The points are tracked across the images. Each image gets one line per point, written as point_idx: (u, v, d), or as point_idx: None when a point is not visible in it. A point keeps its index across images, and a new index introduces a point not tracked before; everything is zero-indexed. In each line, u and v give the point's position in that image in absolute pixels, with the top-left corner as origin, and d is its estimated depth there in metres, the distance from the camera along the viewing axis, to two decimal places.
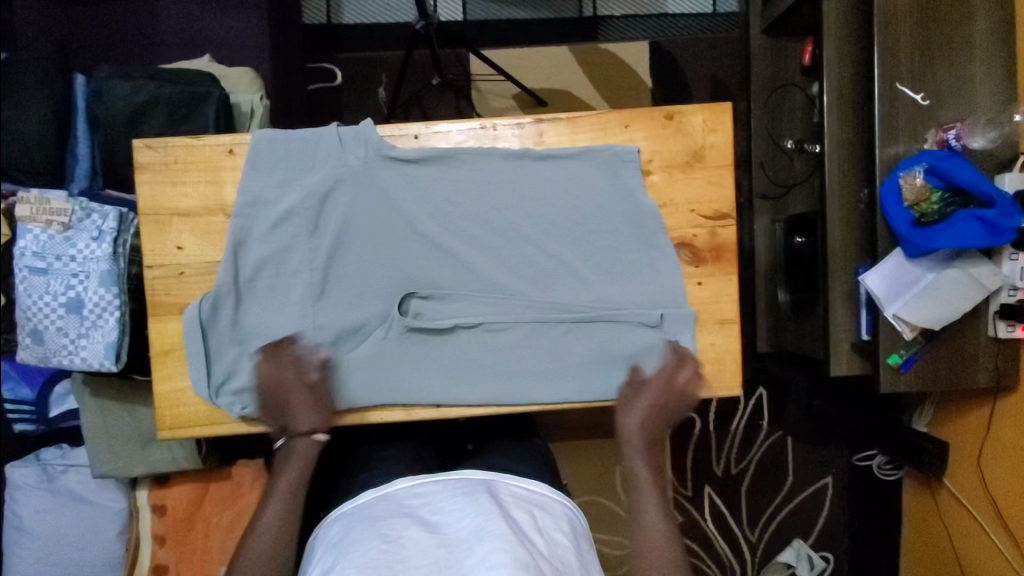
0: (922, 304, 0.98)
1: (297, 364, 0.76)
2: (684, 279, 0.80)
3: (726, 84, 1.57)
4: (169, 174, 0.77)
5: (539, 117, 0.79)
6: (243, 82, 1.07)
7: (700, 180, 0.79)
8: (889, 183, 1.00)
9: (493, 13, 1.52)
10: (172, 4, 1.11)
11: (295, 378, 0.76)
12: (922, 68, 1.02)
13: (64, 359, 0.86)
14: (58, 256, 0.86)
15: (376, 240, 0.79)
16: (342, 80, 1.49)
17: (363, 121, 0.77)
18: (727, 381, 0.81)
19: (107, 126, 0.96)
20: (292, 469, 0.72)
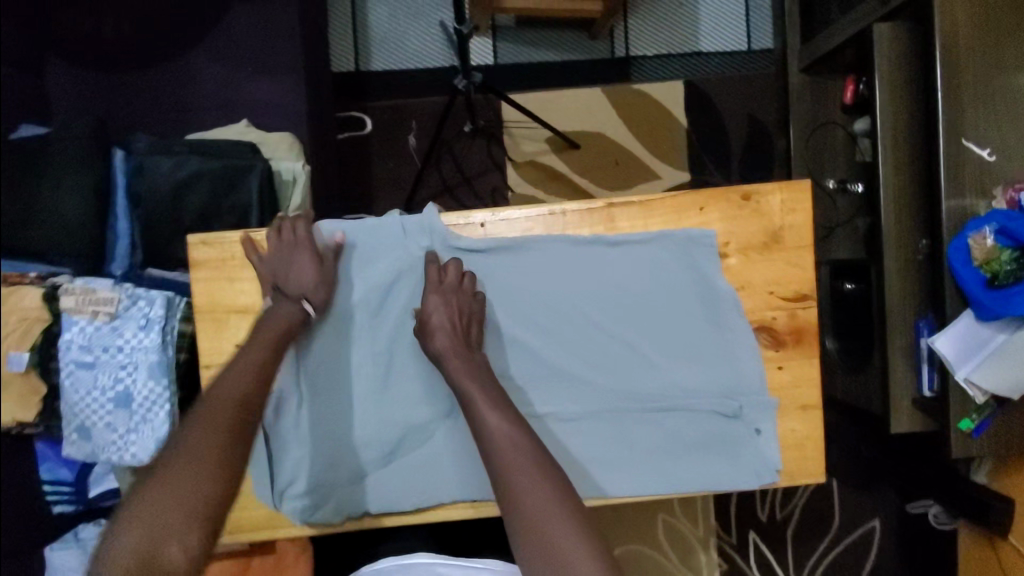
0: (996, 365, 0.94)
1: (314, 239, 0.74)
2: (764, 364, 0.76)
3: (763, 122, 1.53)
4: (225, 272, 0.74)
5: (610, 202, 0.76)
6: (282, 147, 1.04)
7: (781, 262, 0.76)
8: (956, 243, 0.97)
9: (524, 56, 1.50)
10: (207, 68, 1.08)
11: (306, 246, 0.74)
12: (987, 122, 0.98)
13: (112, 455, 0.83)
14: (106, 348, 0.83)
15: None
16: (372, 128, 1.46)
17: (428, 211, 0.75)
18: (812, 470, 0.76)
19: (149, 203, 0.92)
20: (273, 330, 0.69)
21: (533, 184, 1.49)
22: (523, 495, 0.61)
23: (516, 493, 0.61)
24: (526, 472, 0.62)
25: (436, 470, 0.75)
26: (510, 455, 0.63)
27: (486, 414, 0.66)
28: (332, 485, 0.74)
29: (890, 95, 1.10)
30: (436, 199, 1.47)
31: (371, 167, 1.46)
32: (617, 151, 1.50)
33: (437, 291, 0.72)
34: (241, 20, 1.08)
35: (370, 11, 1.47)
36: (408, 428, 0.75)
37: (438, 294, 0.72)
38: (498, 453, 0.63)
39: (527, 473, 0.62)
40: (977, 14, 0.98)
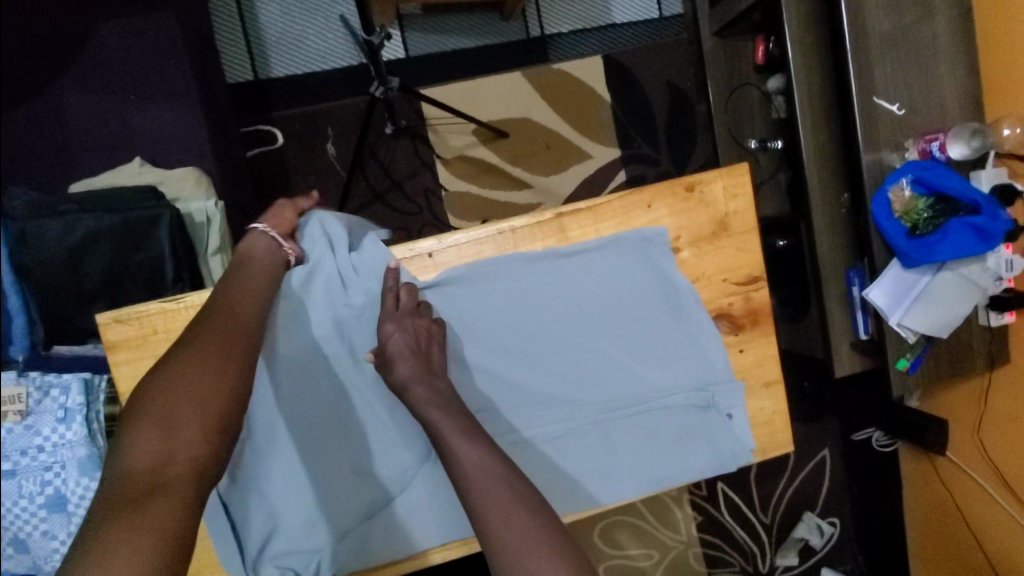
0: (926, 309, 1.02)
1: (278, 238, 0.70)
2: (727, 350, 0.78)
3: (682, 89, 1.54)
4: (150, 349, 0.66)
5: (559, 212, 0.73)
6: (190, 184, 0.94)
7: (730, 248, 0.77)
8: (879, 197, 1.02)
9: (437, 45, 1.43)
10: (82, 104, 0.94)
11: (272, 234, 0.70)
12: (895, 77, 1.03)
13: (56, 564, 0.74)
14: (24, 451, 0.73)
15: None
16: (283, 140, 1.35)
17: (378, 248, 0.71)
18: (781, 440, 0.80)
19: (41, 275, 0.81)
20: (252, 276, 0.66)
21: (466, 179, 1.43)
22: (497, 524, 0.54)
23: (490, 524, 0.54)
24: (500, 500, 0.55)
25: (426, 513, 0.72)
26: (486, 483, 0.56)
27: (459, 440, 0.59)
28: (314, 549, 0.69)
29: (802, 57, 1.12)
30: (367, 209, 1.39)
31: (290, 183, 1.35)
32: (546, 135, 1.47)
33: (392, 319, 0.67)
34: (111, 42, 0.94)
35: (260, 12, 1.33)
36: (390, 475, 0.71)
37: (393, 321, 0.66)
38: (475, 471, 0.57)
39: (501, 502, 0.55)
40: None
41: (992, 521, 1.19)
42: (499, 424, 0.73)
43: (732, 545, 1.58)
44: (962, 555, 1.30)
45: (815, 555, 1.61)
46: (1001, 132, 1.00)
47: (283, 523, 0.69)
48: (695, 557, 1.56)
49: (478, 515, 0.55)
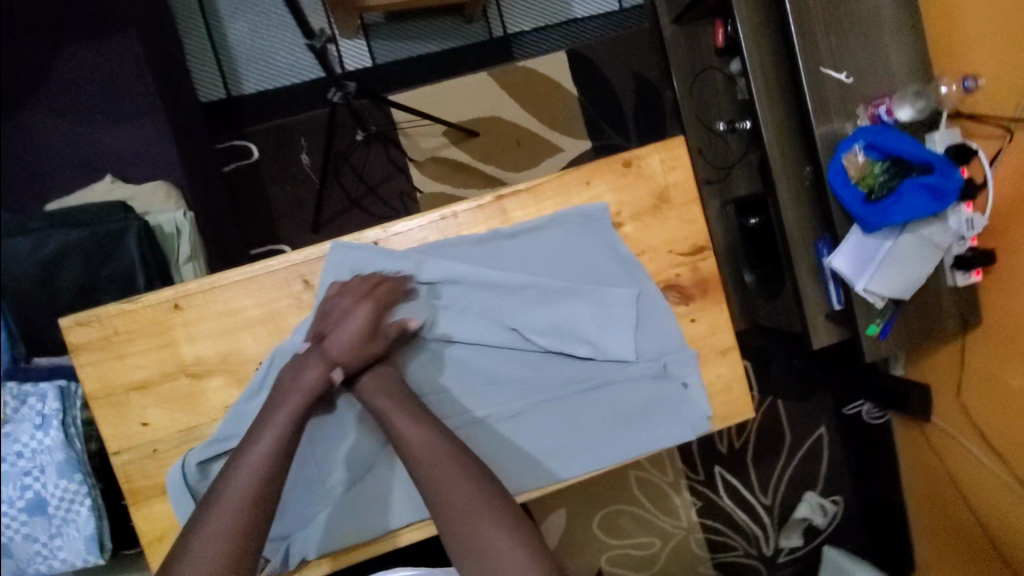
0: (890, 272, 1.03)
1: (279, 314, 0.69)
2: (679, 320, 0.79)
3: (648, 78, 1.56)
4: (113, 349, 0.69)
5: (500, 195, 0.76)
6: (158, 199, 0.97)
7: (673, 219, 0.79)
8: (834, 165, 1.03)
9: (403, 51, 1.46)
10: (54, 127, 0.98)
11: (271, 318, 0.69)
12: (839, 48, 1.05)
13: (39, 566, 0.77)
14: (3, 458, 0.76)
15: None
16: (259, 154, 1.39)
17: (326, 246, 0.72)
18: (741, 407, 0.81)
19: (18, 290, 0.85)
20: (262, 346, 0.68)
21: (439, 180, 1.46)
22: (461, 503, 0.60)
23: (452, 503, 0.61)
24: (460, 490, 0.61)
25: (389, 495, 0.73)
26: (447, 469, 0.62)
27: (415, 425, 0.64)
28: (283, 535, 0.72)
29: (752, 34, 1.14)
30: (344, 215, 1.42)
31: (267, 195, 1.39)
32: (516, 132, 1.50)
33: (321, 365, 0.66)
34: (76, 66, 0.98)
35: (228, 32, 1.38)
36: (351, 461, 0.73)
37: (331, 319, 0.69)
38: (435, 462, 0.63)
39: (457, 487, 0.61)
40: None
41: (981, 483, 1.19)
42: (449, 408, 0.75)
43: (733, 529, 1.56)
44: (958, 521, 1.29)
45: (820, 536, 1.60)
46: (938, 90, 1.05)
47: None
48: (695, 542, 1.55)
49: (434, 491, 0.61)
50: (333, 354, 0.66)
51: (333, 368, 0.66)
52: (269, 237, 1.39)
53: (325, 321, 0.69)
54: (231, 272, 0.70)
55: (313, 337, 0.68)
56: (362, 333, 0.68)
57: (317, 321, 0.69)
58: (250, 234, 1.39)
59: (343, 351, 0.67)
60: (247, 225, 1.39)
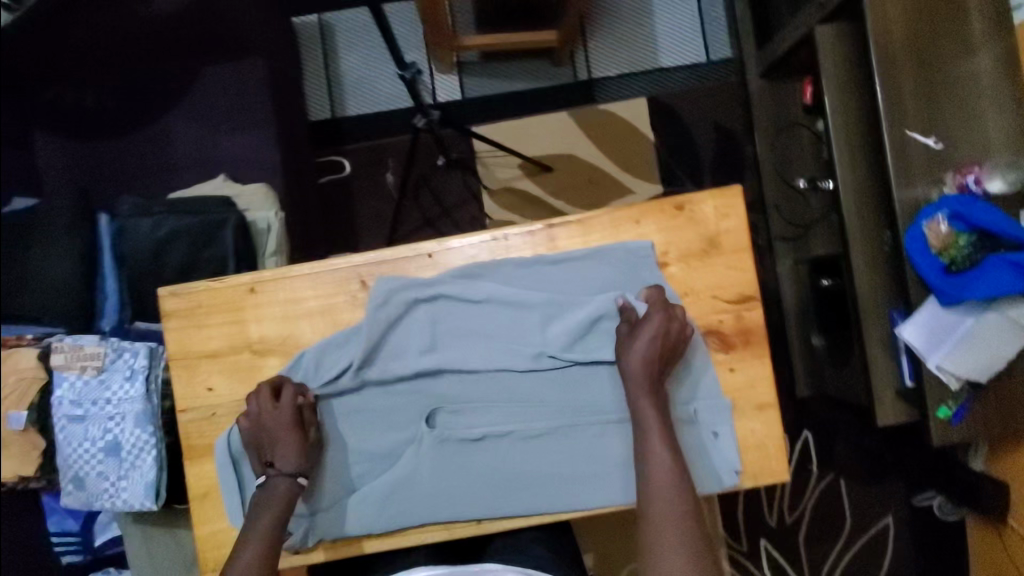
0: (966, 352, 0.95)
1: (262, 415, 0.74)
2: (716, 368, 0.78)
3: (729, 130, 1.56)
4: (194, 319, 0.79)
5: (550, 223, 0.80)
6: (258, 198, 1.09)
7: (720, 266, 0.78)
8: (913, 231, 0.97)
9: (492, 88, 1.57)
10: (184, 131, 1.16)
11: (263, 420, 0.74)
12: (930, 112, 1.00)
13: (104, 503, 0.88)
14: (94, 401, 0.89)
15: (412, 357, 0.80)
16: (350, 169, 1.53)
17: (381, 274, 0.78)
18: (774, 468, 0.78)
19: (133, 262, 1.00)
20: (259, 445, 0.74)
21: (509, 209, 1.53)
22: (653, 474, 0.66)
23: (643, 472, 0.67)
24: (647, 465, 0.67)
25: (407, 493, 0.77)
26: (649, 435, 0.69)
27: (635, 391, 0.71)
28: (307, 513, 0.77)
29: (838, 93, 1.12)
30: (416, 233, 1.52)
31: (352, 207, 1.52)
32: (589, 170, 1.54)
33: (284, 479, 0.72)
34: (213, 83, 1.16)
35: (342, 61, 1.55)
36: (378, 454, 0.78)
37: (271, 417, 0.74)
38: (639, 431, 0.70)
39: (658, 435, 0.69)
40: (907, 8, 1.01)
41: None
42: (468, 419, 0.78)
43: None
44: None
45: None
46: None
47: None
48: None
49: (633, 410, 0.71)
50: (288, 469, 0.72)
51: (297, 475, 0.73)
52: (347, 245, 1.52)
53: (262, 445, 0.74)
54: (302, 264, 0.79)
55: (265, 465, 0.74)
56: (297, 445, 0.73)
57: (256, 447, 0.74)
58: (331, 239, 1.52)
59: (296, 462, 0.73)
60: (330, 231, 1.52)
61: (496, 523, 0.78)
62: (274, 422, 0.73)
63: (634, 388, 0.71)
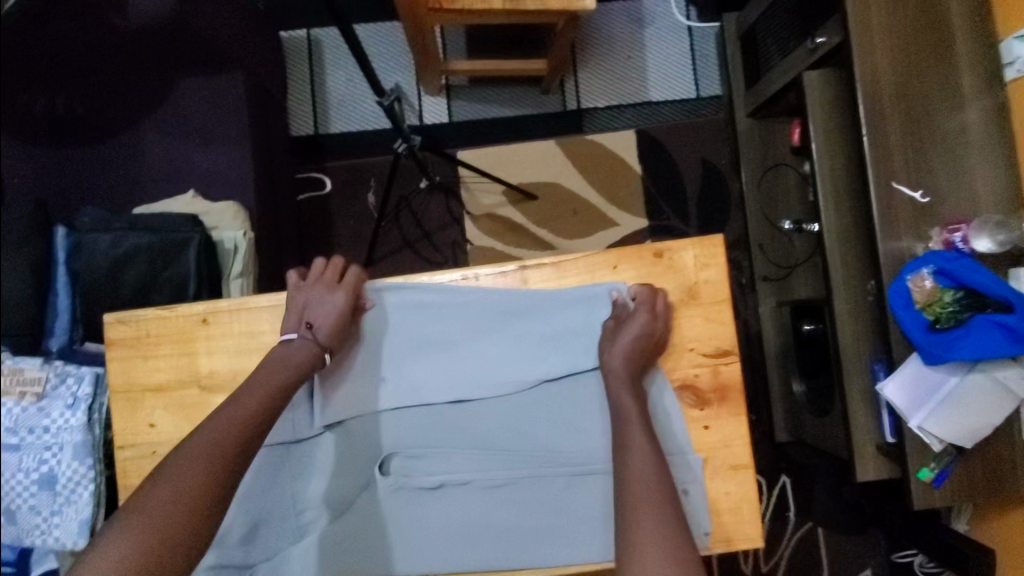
0: (951, 415, 0.94)
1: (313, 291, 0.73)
2: (690, 424, 0.75)
3: (717, 166, 1.55)
4: (141, 349, 0.74)
5: (523, 264, 0.77)
6: (227, 216, 1.05)
7: (698, 318, 0.76)
8: (896, 285, 0.97)
9: (479, 112, 1.55)
10: (156, 143, 1.12)
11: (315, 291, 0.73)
12: (915, 166, 1.00)
13: (36, 539, 0.82)
14: (32, 429, 0.83)
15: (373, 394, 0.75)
16: (331, 187, 1.50)
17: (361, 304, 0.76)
18: (746, 533, 0.74)
19: (87, 280, 0.95)
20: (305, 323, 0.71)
21: (492, 236, 1.50)
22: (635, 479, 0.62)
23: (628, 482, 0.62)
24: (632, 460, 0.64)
25: (354, 545, 0.72)
26: (636, 443, 0.65)
27: (624, 407, 0.68)
28: (248, 564, 0.72)
29: (824, 140, 1.11)
30: (395, 255, 1.49)
31: (331, 226, 1.49)
32: (574, 201, 1.52)
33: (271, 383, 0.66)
34: (190, 95, 1.13)
35: (328, 78, 1.52)
36: (329, 502, 0.74)
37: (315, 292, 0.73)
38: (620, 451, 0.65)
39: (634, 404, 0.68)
40: (894, 60, 1.00)
41: None
42: (427, 464, 0.74)
43: None
44: None
45: None
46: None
47: (231, 537, 0.72)
48: None
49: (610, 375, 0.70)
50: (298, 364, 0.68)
51: (324, 352, 0.71)
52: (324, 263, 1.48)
53: (305, 309, 0.72)
54: (261, 296, 0.75)
55: (300, 324, 0.71)
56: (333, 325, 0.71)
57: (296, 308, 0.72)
58: (309, 257, 1.48)
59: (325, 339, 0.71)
60: (307, 250, 1.48)
61: None
62: (330, 294, 0.72)
63: (615, 384, 0.69)
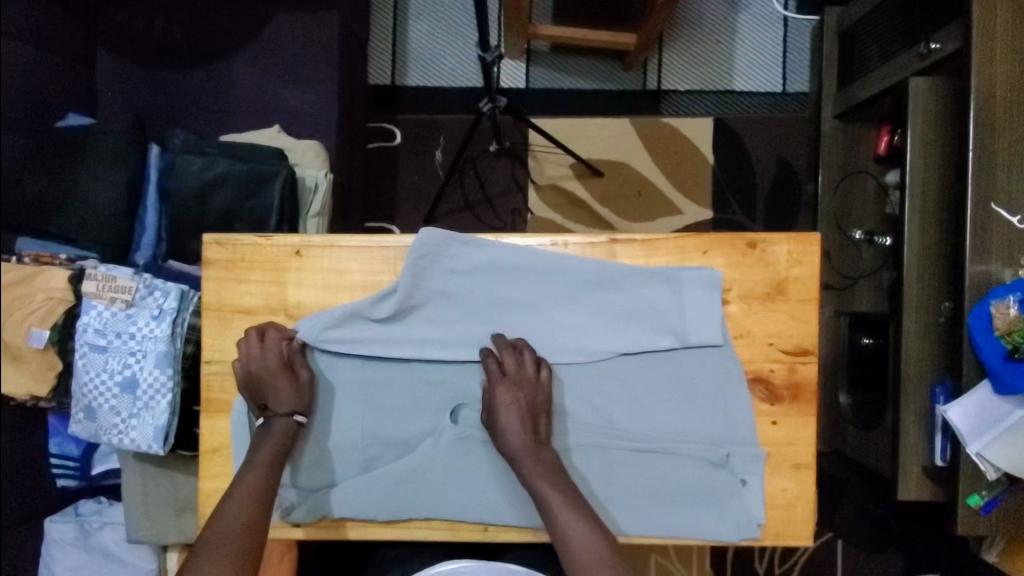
0: (1011, 445, 0.91)
1: (253, 360, 0.72)
2: (758, 417, 0.75)
3: (792, 166, 1.51)
4: (234, 272, 0.76)
5: (613, 237, 0.76)
6: (310, 155, 1.07)
7: (782, 313, 0.75)
8: (978, 310, 0.94)
9: (557, 81, 1.52)
10: (247, 74, 1.14)
11: (260, 366, 0.72)
12: (1019, 189, 0.95)
13: (112, 438, 0.87)
14: (119, 334, 0.87)
15: (450, 345, 0.76)
16: (401, 140, 1.50)
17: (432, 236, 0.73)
18: (798, 530, 0.75)
19: (176, 199, 0.98)
20: (273, 393, 0.72)
21: (553, 208, 1.50)
22: (577, 549, 0.65)
23: (569, 546, 0.65)
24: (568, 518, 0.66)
25: (416, 486, 0.75)
26: (557, 503, 0.67)
27: (533, 471, 0.69)
28: (313, 488, 0.75)
29: (921, 151, 1.07)
30: (455, 215, 1.49)
31: (396, 178, 1.50)
32: (640, 183, 1.50)
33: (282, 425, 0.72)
34: (285, 30, 1.13)
35: (410, 28, 1.51)
36: (396, 442, 0.76)
37: (258, 365, 0.72)
38: (545, 511, 0.67)
39: (535, 469, 0.69)
40: (1016, 75, 0.95)
41: None
42: None
43: None
44: None
45: None
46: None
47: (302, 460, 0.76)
48: None
49: (501, 435, 0.70)
50: (285, 409, 0.72)
51: (295, 414, 0.73)
52: (385, 214, 1.49)
53: (254, 389, 0.72)
54: (353, 237, 0.76)
55: (260, 408, 0.73)
56: (294, 386, 0.73)
57: (248, 395, 0.73)
58: (372, 206, 1.49)
59: (290, 403, 0.72)
60: (370, 199, 1.50)
61: (502, 532, 0.76)
62: (266, 366, 0.72)
63: (520, 454, 0.69)
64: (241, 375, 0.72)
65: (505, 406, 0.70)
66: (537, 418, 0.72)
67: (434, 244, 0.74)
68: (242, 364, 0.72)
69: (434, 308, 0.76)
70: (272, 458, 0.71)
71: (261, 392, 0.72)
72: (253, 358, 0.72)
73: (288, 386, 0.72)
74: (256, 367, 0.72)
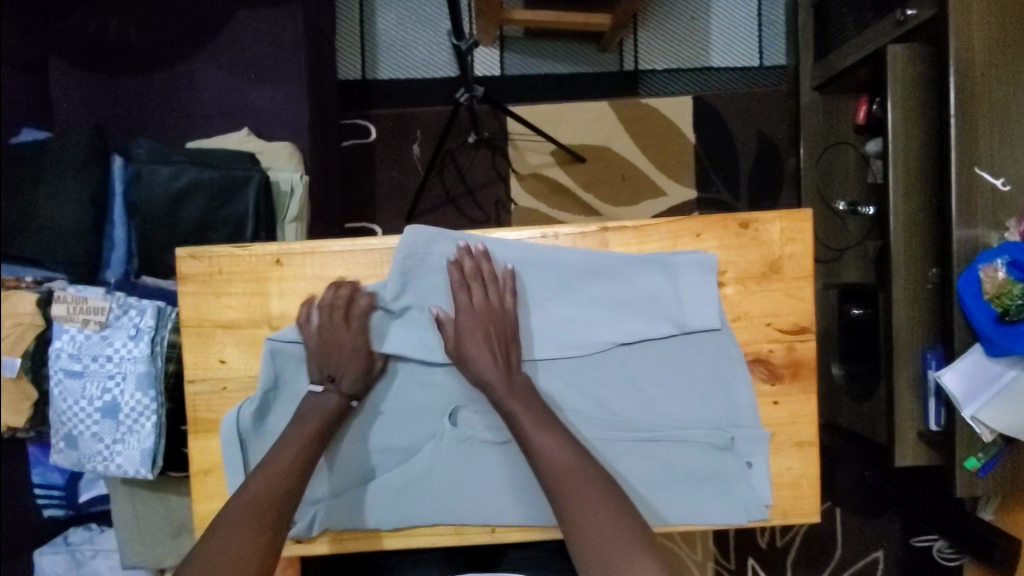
0: (1005, 407, 0.92)
1: (332, 321, 0.71)
2: (759, 398, 0.74)
3: (773, 140, 1.50)
4: (213, 286, 0.73)
5: (605, 225, 0.75)
6: (281, 157, 1.03)
7: (779, 292, 0.74)
8: (966, 276, 0.94)
9: (531, 67, 1.49)
10: (211, 76, 1.09)
11: (337, 330, 0.71)
12: (1000, 153, 0.96)
13: (96, 465, 0.83)
14: (95, 357, 0.83)
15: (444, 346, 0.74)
16: (376, 135, 1.46)
17: (423, 234, 0.71)
18: (806, 507, 0.74)
19: (143, 211, 0.93)
20: (343, 365, 0.71)
21: (537, 196, 1.47)
22: (582, 509, 0.64)
23: (571, 508, 0.64)
24: (591, 517, 0.63)
25: (421, 493, 0.73)
26: (555, 471, 0.66)
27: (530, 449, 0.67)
28: (313, 502, 0.73)
29: (902, 118, 1.07)
30: (437, 209, 1.46)
31: (374, 174, 1.46)
32: (623, 166, 1.48)
33: (336, 399, 0.70)
34: (247, 28, 1.08)
35: (378, 20, 1.46)
36: (395, 451, 0.74)
37: (328, 324, 0.71)
38: (548, 478, 0.66)
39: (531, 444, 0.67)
40: (993, 37, 0.95)
41: None
42: (488, 423, 0.74)
43: None
44: None
45: None
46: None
47: None
48: None
49: (469, 364, 0.70)
50: (346, 387, 0.70)
51: (352, 398, 0.71)
52: (364, 214, 1.45)
53: (326, 353, 0.71)
54: (336, 241, 0.73)
55: (324, 376, 0.71)
56: (362, 364, 0.71)
57: (315, 360, 0.71)
58: (350, 205, 1.45)
59: (353, 383, 0.71)
60: (348, 198, 1.46)
61: (510, 533, 0.74)
62: (342, 335, 0.71)
63: (487, 378, 0.70)
64: (314, 329, 0.71)
65: (474, 338, 0.70)
66: (507, 348, 0.72)
67: (420, 242, 0.71)
68: (314, 322, 0.71)
69: (427, 309, 0.74)
70: (263, 468, 0.67)
71: (328, 361, 0.71)
72: (332, 323, 0.71)
73: (355, 365, 0.71)
74: (335, 328, 0.71)
